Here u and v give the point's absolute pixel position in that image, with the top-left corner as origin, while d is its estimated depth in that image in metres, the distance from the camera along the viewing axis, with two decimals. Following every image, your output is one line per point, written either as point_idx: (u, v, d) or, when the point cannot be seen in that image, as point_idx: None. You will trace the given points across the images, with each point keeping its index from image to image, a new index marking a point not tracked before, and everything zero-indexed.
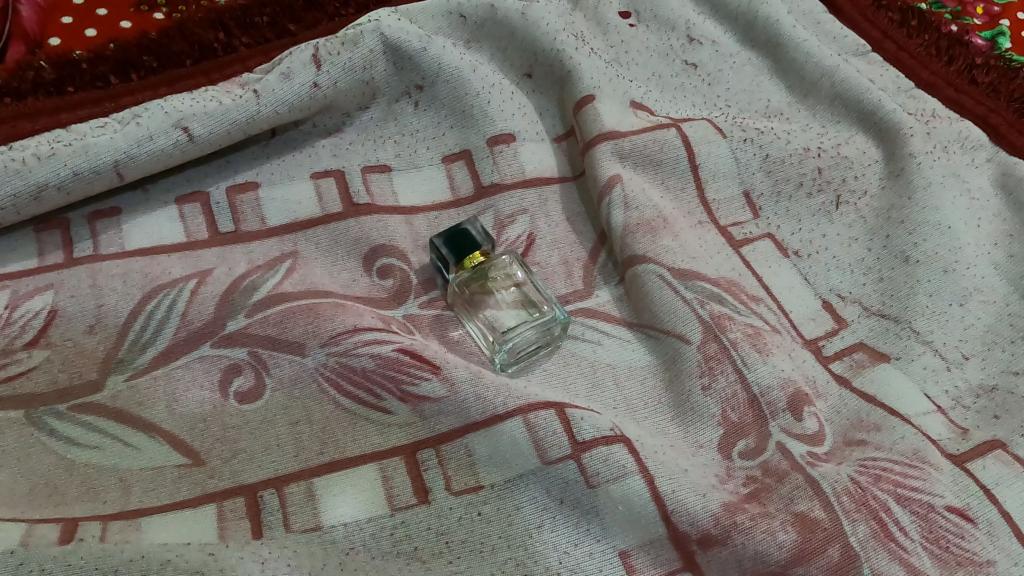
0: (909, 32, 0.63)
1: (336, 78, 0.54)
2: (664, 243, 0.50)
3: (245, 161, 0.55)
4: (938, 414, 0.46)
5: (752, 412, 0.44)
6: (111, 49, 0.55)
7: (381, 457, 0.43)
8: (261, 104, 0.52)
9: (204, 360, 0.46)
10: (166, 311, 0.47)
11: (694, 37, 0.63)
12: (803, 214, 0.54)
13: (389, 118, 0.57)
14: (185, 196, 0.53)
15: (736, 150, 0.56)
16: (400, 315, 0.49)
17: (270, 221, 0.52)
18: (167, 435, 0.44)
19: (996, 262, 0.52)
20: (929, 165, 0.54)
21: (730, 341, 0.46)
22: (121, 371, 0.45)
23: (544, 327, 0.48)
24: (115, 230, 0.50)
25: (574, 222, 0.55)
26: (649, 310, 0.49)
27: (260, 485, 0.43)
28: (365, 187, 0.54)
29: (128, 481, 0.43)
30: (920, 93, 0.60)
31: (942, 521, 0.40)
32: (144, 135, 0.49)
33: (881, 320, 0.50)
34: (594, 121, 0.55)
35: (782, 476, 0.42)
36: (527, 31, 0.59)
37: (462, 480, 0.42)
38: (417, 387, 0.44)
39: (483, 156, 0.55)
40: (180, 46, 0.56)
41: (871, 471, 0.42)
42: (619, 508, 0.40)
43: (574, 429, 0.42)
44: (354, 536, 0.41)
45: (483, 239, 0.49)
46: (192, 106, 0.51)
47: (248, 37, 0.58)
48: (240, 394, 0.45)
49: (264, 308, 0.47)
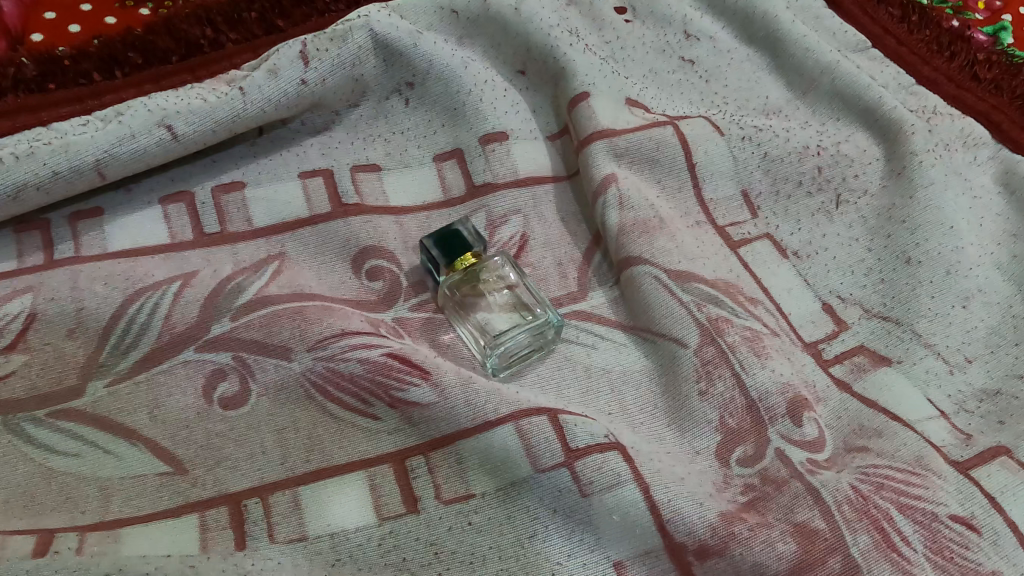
0: (910, 27, 0.62)
1: (324, 74, 0.53)
2: (660, 244, 0.49)
3: (231, 160, 0.53)
4: (941, 420, 0.45)
5: (750, 418, 0.43)
6: (95, 45, 0.54)
7: (370, 465, 0.42)
8: (247, 102, 0.51)
9: (187, 365, 0.45)
10: (149, 314, 0.45)
11: (690, 33, 0.62)
12: (802, 214, 0.53)
13: (379, 116, 0.56)
14: (170, 196, 0.51)
15: (734, 148, 0.54)
16: (390, 318, 0.48)
17: (256, 222, 0.51)
18: (149, 442, 0.43)
19: (1000, 262, 0.51)
20: (931, 163, 0.53)
21: (727, 345, 0.45)
22: (102, 376, 0.44)
23: (538, 331, 0.47)
24: (97, 231, 0.49)
25: (568, 222, 0.53)
26: (644, 312, 0.47)
27: (244, 494, 0.42)
28: (354, 187, 0.53)
29: (107, 490, 0.42)
30: (921, 90, 0.59)
31: (946, 530, 0.39)
32: (126, 134, 0.48)
33: (883, 323, 0.49)
34: (588, 119, 0.54)
35: (781, 484, 0.41)
36: (520, 27, 0.58)
37: (452, 489, 0.41)
38: (406, 392, 0.43)
39: (475, 155, 0.54)
40: (165, 42, 0.55)
41: (873, 479, 0.41)
42: (613, 518, 0.39)
43: (567, 436, 0.41)
44: (340, 547, 0.40)
45: (475, 240, 0.48)
46: (176, 104, 0.50)
47: (236, 33, 0.56)
48: (224, 400, 0.44)
49: (249, 312, 0.46)
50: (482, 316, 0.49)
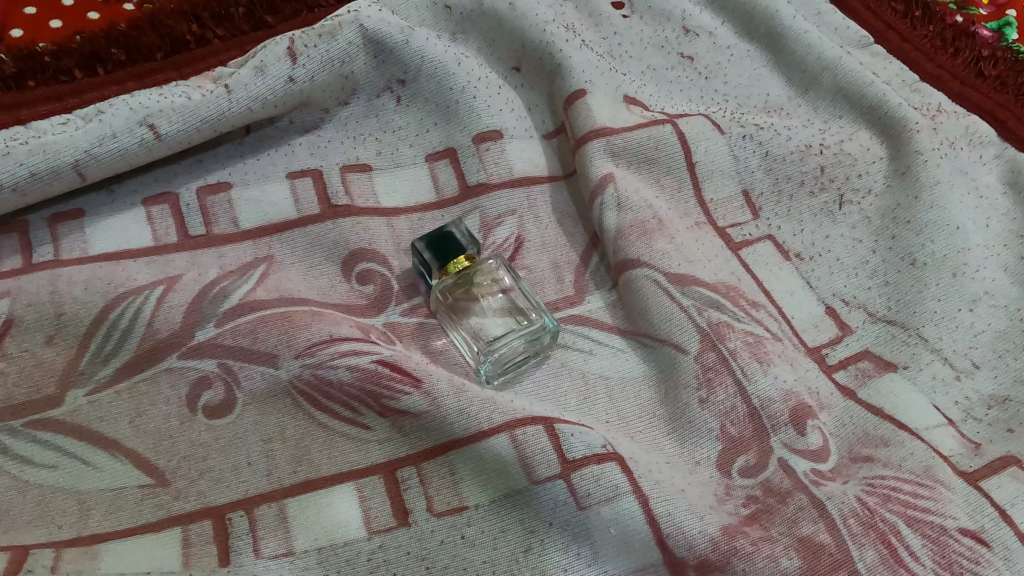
0: (914, 23, 0.60)
1: (312, 72, 0.51)
2: (659, 247, 0.47)
3: (218, 159, 0.52)
4: (948, 427, 0.43)
5: (752, 426, 0.42)
6: (77, 41, 0.52)
7: (359, 476, 0.41)
8: (233, 100, 0.49)
9: (170, 372, 0.43)
10: (131, 320, 0.44)
11: (690, 28, 0.61)
12: (804, 215, 0.52)
13: (369, 115, 0.54)
14: (153, 197, 0.50)
15: (735, 147, 0.53)
16: (380, 324, 0.47)
17: (243, 224, 0.49)
18: (130, 453, 0.41)
19: (1007, 263, 0.49)
20: (936, 162, 0.52)
21: (729, 351, 0.44)
22: (82, 385, 0.43)
23: (533, 337, 0.45)
24: (77, 233, 0.47)
25: (565, 223, 0.52)
26: (643, 317, 0.46)
27: (229, 507, 0.40)
28: (344, 188, 0.51)
29: (86, 503, 0.40)
30: (925, 86, 0.57)
31: (956, 544, 0.37)
32: (107, 133, 0.46)
33: (888, 327, 0.47)
34: (585, 118, 0.52)
35: (784, 496, 0.40)
36: (515, 23, 0.56)
37: (444, 501, 0.40)
38: (397, 401, 0.42)
39: (468, 154, 0.53)
40: (150, 38, 0.53)
41: (879, 490, 0.39)
42: (611, 532, 0.38)
43: (564, 447, 0.40)
44: (328, 562, 0.39)
45: (468, 242, 0.46)
46: (159, 101, 0.48)
47: (223, 29, 0.54)
48: (208, 409, 0.42)
49: (235, 318, 0.44)
50: (475, 320, 0.47)
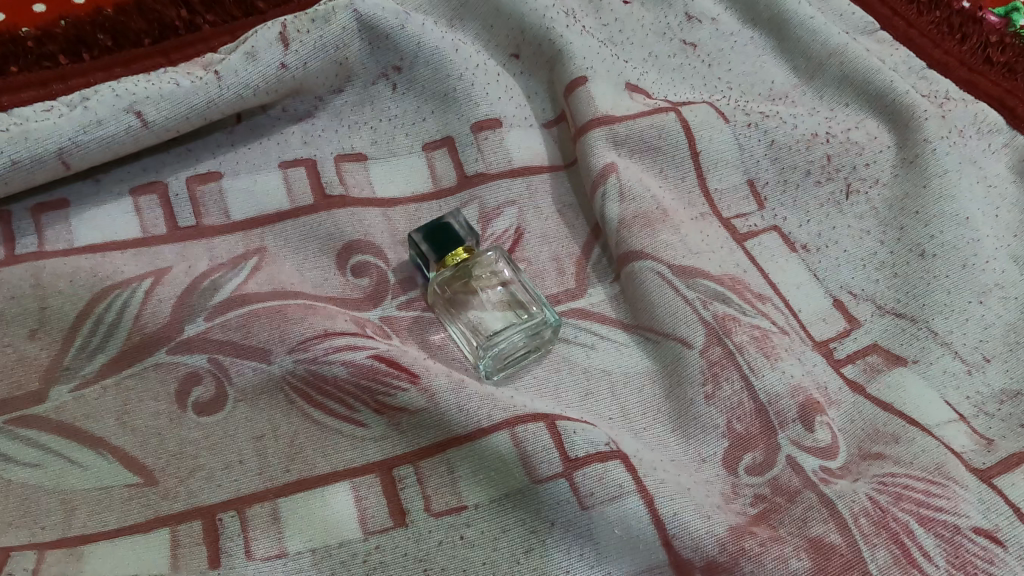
0: (921, 8, 0.58)
1: (305, 57, 0.49)
2: (664, 238, 0.46)
3: (208, 148, 0.50)
4: (960, 423, 0.42)
5: (760, 423, 0.41)
6: (62, 26, 0.50)
7: (354, 475, 0.40)
8: (223, 86, 0.48)
9: (158, 368, 0.42)
10: (117, 313, 0.42)
11: (692, 14, 0.59)
12: (811, 205, 0.50)
13: (364, 103, 0.53)
14: (141, 186, 0.48)
15: (740, 136, 0.51)
16: (377, 317, 0.45)
17: (234, 214, 0.48)
18: (117, 452, 0.40)
19: (1017, 254, 0.47)
20: (944, 151, 0.50)
21: (735, 346, 0.42)
22: (67, 381, 0.41)
23: (534, 332, 0.44)
24: (63, 224, 0.46)
25: (565, 214, 0.50)
26: (646, 310, 0.45)
27: (220, 506, 0.39)
28: (339, 177, 0.50)
29: (71, 503, 0.39)
30: (932, 74, 0.56)
31: (969, 544, 0.36)
32: (92, 120, 0.45)
33: (897, 320, 0.46)
34: (586, 106, 0.51)
35: (793, 494, 0.38)
36: (513, 8, 0.54)
37: (442, 500, 0.38)
38: (393, 397, 0.40)
39: (466, 143, 0.51)
40: (137, 24, 0.51)
41: (891, 488, 0.38)
42: (615, 533, 0.37)
43: (565, 444, 0.38)
44: (322, 564, 0.37)
45: (467, 233, 0.45)
46: (146, 87, 0.46)
47: (213, 14, 0.52)
48: (198, 406, 0.41)
49: (225, 311, 0.43)
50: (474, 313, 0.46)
